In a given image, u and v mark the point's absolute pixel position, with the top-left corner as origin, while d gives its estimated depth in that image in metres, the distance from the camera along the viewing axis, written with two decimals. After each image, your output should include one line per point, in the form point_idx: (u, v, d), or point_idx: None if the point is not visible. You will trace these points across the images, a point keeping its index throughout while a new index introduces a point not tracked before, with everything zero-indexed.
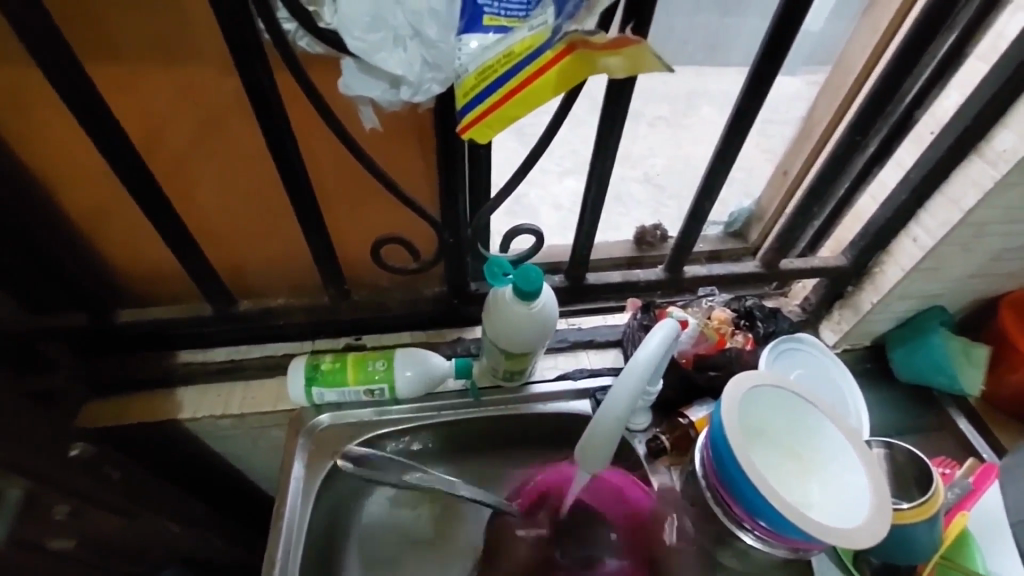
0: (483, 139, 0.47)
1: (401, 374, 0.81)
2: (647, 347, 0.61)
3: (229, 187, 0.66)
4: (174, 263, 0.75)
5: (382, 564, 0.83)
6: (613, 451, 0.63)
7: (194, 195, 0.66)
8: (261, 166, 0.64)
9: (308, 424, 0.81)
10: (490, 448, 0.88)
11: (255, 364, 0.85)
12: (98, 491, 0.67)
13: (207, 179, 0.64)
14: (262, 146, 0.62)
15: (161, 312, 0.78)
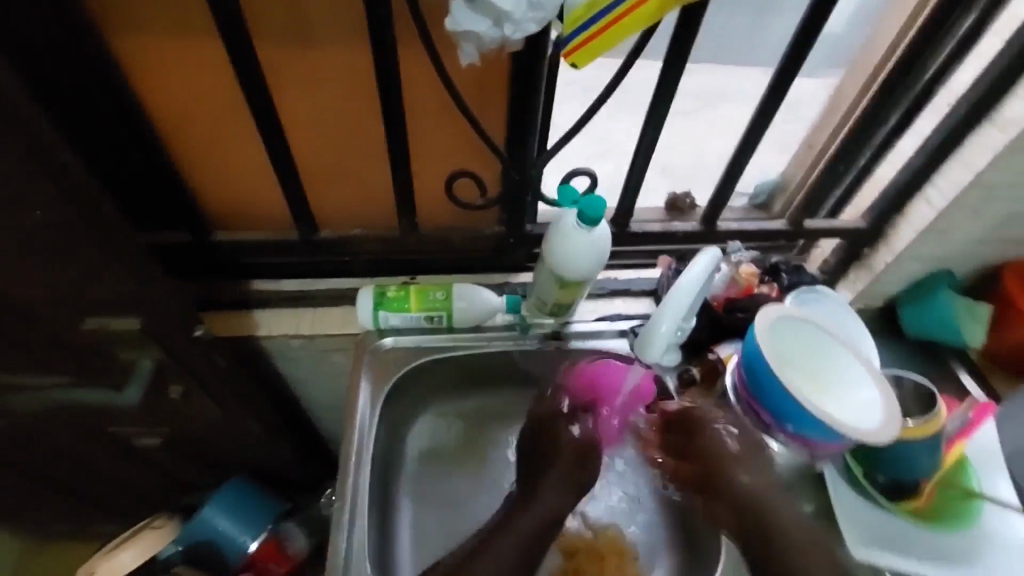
0: (582, 64, 0.58)
1: (458, 304, 0.89)
2: (688, 277, 0.77)
3: (329, 119, 0.74)
4: (272, 190, 0.82)
5: (432, 478, 0.91)
6: (662, 349, 0.81)
7: (298, 121, 0.74)
8: (363, 98, 0.72)
9: (372, 347, 0.89)
10: (533, 380, 0.97)
11: (323, 294, 0.93)
12: (207, 379, 0.77)
13: (311, 107, 0.73)
14: (364, 83, 0.70)
15: (249, 235, 0.85)
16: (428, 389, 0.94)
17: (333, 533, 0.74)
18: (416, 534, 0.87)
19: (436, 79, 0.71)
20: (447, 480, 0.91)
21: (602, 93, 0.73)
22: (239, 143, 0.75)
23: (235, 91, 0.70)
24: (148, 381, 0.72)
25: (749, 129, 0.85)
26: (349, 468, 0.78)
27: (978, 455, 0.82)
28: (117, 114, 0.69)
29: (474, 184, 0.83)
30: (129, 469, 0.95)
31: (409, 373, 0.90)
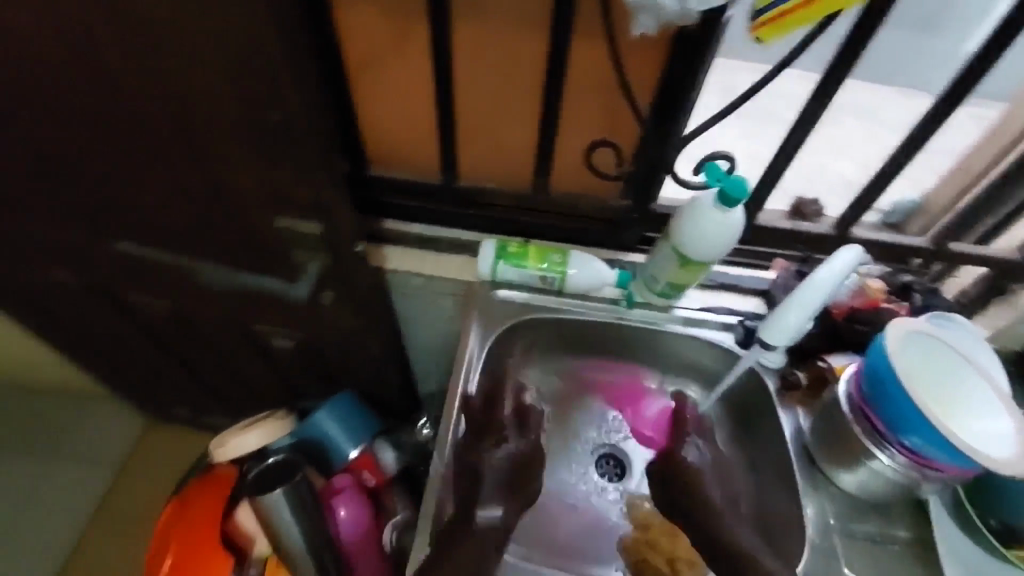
0: (767, 40, 0.59)
1: (571, 269, 0.93)
2: (831, 268, 0.75)
3: (492, 70, 0.78)
4: (425, 123, 0.86)
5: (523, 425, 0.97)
6: (789, 334, 0.79)
7: (466, 63, 0.77)
8: (527, 54, 0.76)
9: (486, 295, 0.96)
10: (630, 356, 1.00)
11: (447, 242, 1.00)
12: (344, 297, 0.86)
13: (480, 55, 0.77)
14: (532, 47, 0.75)
15: (398, 173, 0.94)
16: (533, 345, 0.99)
17: (436, 451, 0.82)
18: None
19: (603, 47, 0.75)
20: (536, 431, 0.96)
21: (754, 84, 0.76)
22: (405, 96, 0.83)
23: (419, 17, 0.73)
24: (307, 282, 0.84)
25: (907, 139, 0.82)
26: (455, 399, 0.86)
27: None
28: None
29: (613, 154, 0.86)
30: (265, 362, 1.09)
31: (516, 327, 0.95)
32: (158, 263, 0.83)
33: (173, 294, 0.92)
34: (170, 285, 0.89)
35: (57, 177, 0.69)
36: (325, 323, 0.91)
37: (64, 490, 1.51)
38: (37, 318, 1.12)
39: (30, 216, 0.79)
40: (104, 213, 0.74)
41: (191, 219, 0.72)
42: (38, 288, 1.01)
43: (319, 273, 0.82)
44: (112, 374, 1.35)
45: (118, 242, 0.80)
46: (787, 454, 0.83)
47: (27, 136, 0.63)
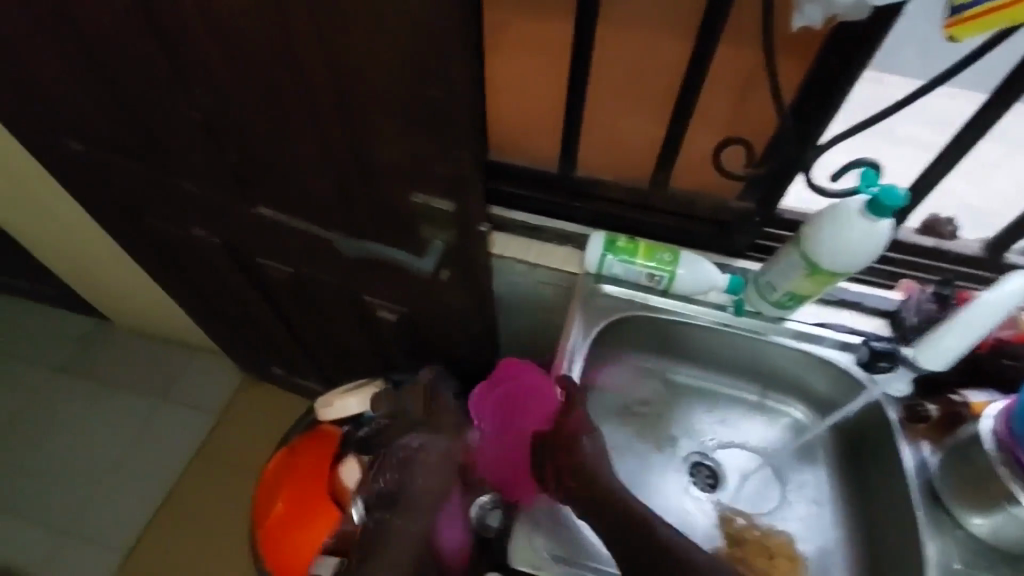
0: (960, 39, 0.54)
1: (682, 269, 0.91)
2: (999, 294, 0.68)
3: (631, 65, 0.77)
4: (556, 110, 0.87)
5: (616, 422, 0.95)
6: (945, 358, 0.75)
7: (607, 55, 0.77)
8: (671, 48, 0.74)
9: (590, 288, 0.95)
10: (729, 365, 0.98)
11: (552, 232, 1.00)
12: (450, 291, 0.87)
13: (623, 49, 0.76)
14: (674, 38, 0.73)
15: (520, 160, 0.96)
16: (634, 343, 0.98)
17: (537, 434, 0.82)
18: None
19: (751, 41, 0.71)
20: (628, 430, 0.95)
21: (917, 88, 0.70)
22: (535, 84, 0.84)
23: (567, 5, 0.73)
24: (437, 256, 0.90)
25: None
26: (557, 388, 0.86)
27: None
28: None
29: (745, 152, 0.82)
30: (366, 332, 1.14)
31: (618, 321, 0.94)
32: (291, 230, 0.89)
33: (296, 260, 0.98)
34: (296, 251, 0.94)
35: (219, 142, 0.75)
36: (431, 301, 0.94)
37: (172, 430, 1.67)
38: (171, 271, 1.24)
39: (187, 178, 0.86)
40: (253, 179, 0.80)
41: (329, 191, 0.75)
42: (179, 244, 1.11)
43: (444, 249, 0.77)
44: (224, 329, 1.46)
45: (258, 207, 0.87)
46: (909, 490, 0.78)
47: (201, 104, 0.68)
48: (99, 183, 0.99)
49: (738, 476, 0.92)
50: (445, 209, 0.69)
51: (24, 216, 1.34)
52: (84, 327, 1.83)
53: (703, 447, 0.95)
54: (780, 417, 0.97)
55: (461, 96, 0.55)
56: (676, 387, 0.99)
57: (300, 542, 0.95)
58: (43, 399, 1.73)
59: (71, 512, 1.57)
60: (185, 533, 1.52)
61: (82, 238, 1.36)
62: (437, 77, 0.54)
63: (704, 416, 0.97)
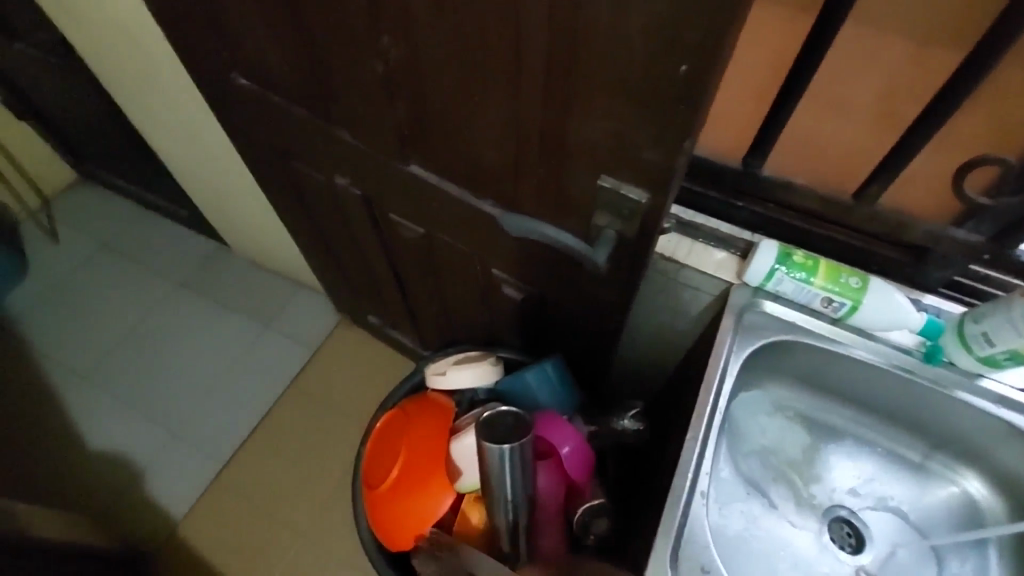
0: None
1: (870, 299, 0.78)
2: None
3: (881, 57, 0.65)
4: (765, 98, 0.76)
5: (749, 455, 0.87)
6: None
7: (853, 42, 0.65)
8: (943, 42, 0.61)
9: (746, 302, 0.85)
10: (892, 416, 0.86)
11: (707, 232, 0.88)
12: (601, 280, 0.80)
13: (876, 37, 0.64)
14: (943, 26, 0.61)
15: (706, 150, 0.87)
16: (785, 371, 0.88)
17: (683, 455, 0.72)
18: (722, 498, 0.82)
19: None
20: (762, 466, 0.86)
21: None
22: (743, 63, 0.74)
23: None
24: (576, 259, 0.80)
25: None
26: (705, 407, 0.75)
27: None
28: None
29: (999, 175, 0.68)
30: (482, 305, 1.11)
31: (774, 343, 0.83)
32: (440, 192, 0.85)
33: (434, 222, 0.95)
34: (439, 213, 0.91)
35: (396, 91, 0.71)
36: (570, 288, 0.87)
37: (270, 358, 1.74)
38: (300, 211, 1.25)
39: (348, 123, 0.85)
40: (419, 135, 0.76)
41: (502, 158, 0.70)
42: (316, 186, 1.10)
43: (616, 240, 0.70)
44: (335, 274, 1.48)
45: (413, 164, 0.84)
46: None
47: (394, 47, 0.65)
48: (257, 116, 1.00)
49: (887, 543, 0.81)
50: (634, 198, 0.63)
51: (175, 137, 1.41)
52: (206, 248, 1.94)
53: (847, 503, 0.84)
54: (943, 486, 0.85)
55: (713, 71, 0.46)
56: (821, 429, 0.89)
57: (408, 511, 0.89)
58: (164, 307, 1.86)
59: (175, 416, 1.68)
60: (269, 458, 1.59)
61: (221, 165, 1.41)
62: (691, 44, 0.45)
63: (850, 466, 0.87)
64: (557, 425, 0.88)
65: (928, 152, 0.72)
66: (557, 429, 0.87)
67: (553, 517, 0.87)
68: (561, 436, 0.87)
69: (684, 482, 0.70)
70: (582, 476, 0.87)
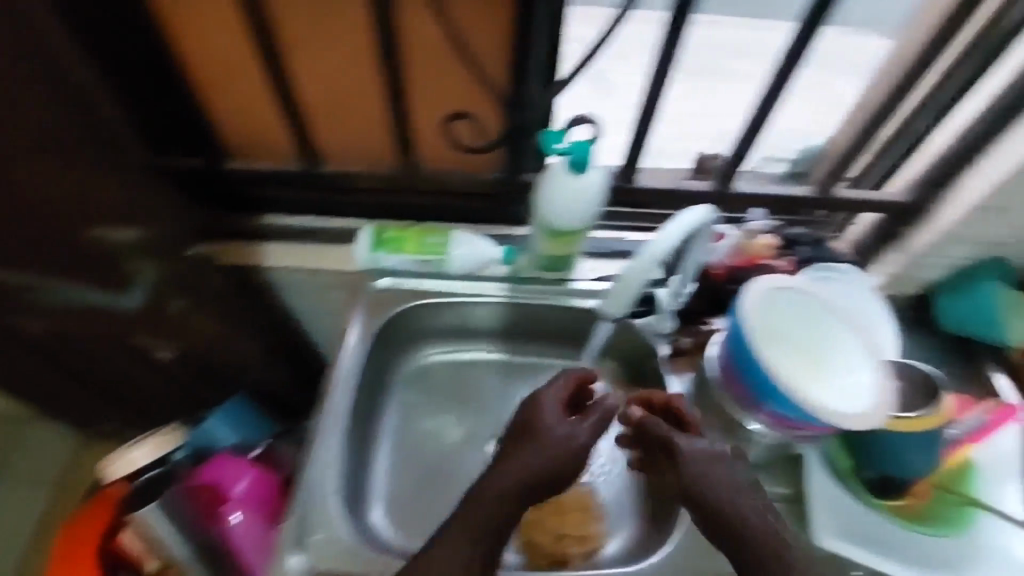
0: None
1: (454, 250, 0.89)
2: (679, 224, 0.65)
3: (327, 57, 0.74)
4: (266, 105, 0.81)
5: (415, 414, 0.94)
6: (632, 302, 0.74)
7: (298, 47, 0.73)
8: (357, 38, 0.72)
9: (370, 284, 0.90)
10: (524, 335, 0.97)
11: (325, 232, 0.94)
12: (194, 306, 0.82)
13: (312, 43, 0.73)
14: (349, 17, 0.70)
15: (256, 165, 0.88)
16: (424, 333, 0.96)
17: (310, 455, 0.78)
18: (390, 465, 0.89)
19: (411, 18, 0.69)
20: (428, 420, 0.93)
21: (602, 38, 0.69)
22: (239, 77, 0.79)
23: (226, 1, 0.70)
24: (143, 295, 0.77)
25: (770, 90, 0.74)
26: (333, 385, 0.82)
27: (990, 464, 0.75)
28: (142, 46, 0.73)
29: (473, 127, 0.80)
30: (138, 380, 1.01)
31: (400, 315, 0.90)
32: None
33: None
34: None
35: None
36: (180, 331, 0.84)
37: None
38: None
39: None
40: None
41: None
42: None
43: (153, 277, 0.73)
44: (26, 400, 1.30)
45: None
46: None
47: None
48: None
49: None
50: None
51: None
52: None
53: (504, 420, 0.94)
54: None
55: None
56: (472, 369, 0.97)
57: None
58: None
59: None
60: None
61: None
62: None
63: (506, 388, 0.96)
64: (225, 466, 0.89)
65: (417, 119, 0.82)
66: (224, 471, 0.88)
67: (256, 549, 0.87)
68: (231, 477, 0.88)
69: (310, 486, 0.76)
70: (267, 504, 0.90)
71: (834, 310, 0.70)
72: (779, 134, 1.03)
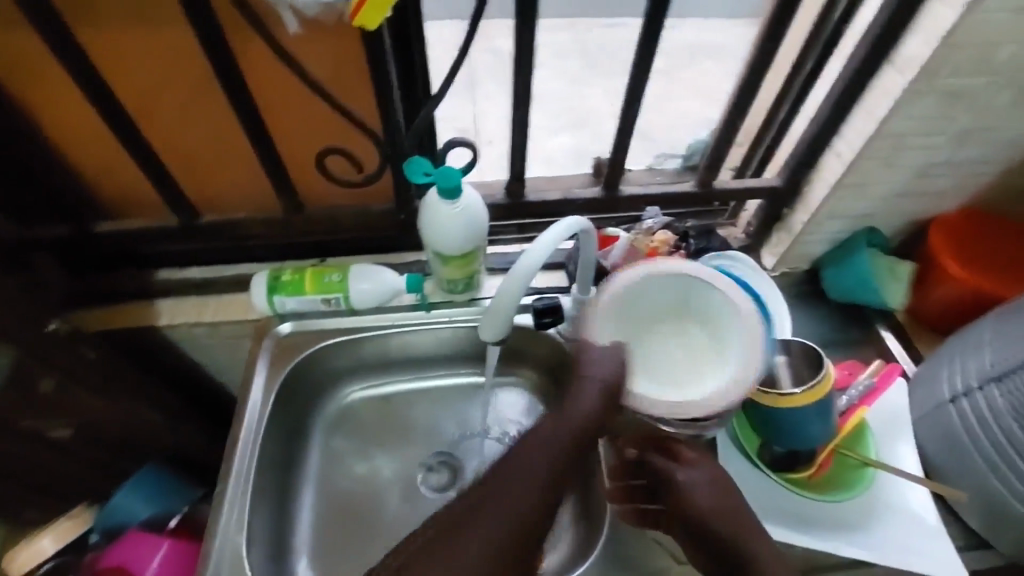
0: (372, 24, 0.56)
1: (354, 286, 0.86)
2: (553, 232, 0.63)
3: (182, 108, 0.72)
4: (128, 163, 0.78)
5: (340, 456, 0.91)
6: (508, 325, 0.64)
7: (151, 101, 0.71)
8: (209, 88, 0.70)
9: (273, 330, 0.87)
10: (443, 360, 0.95)
11: (225, 281, 0.92)
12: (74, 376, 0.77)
13: (164, 97, 0.71)
14: (197, 67, 0.68)
15: (132, 224, 0.84)
16: (341, 371, 0.93)
17: (213, 520, 0.73)
18: (317, 514, 0.86)
19: (261, 61, 0.68)
20: (355, 460, 0.91)
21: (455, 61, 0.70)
22: (93, 141, 0.75)
23: (57, 65, 0.66)
24: (10, 382, 0.71)
25: (632, 96, 0.76)
26: (237, 447, 0.78)
27: (881, 422, 0.80)
28: None
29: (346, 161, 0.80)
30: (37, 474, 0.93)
31: (309, 357, 0.88)
32: None
33: None
34: None
35: None
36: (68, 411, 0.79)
37: None
38: None
39: None
40: None
41: None
42: None
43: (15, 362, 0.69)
44: None
45: None
46: None
47: None
48: None
49: (475, 462, 0.91)
50: None
51: None
52: None
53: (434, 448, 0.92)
54: (507, 392, 0.96)
55: None
56: (397, 400, 0.95)
57: None
58: None
59: None
60: None
61: None
62: None
63: (434, 415, 0.95)
64: (138, 544, 0.83)
65: (294, 158, 0.81)
66: (135, 551, 0.82)
67: None
68: (142, 557, 0.82)
69: (216, 549, 0.72)
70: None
71: (712, 282, 0.68)
72: (649, 131, 1.16)
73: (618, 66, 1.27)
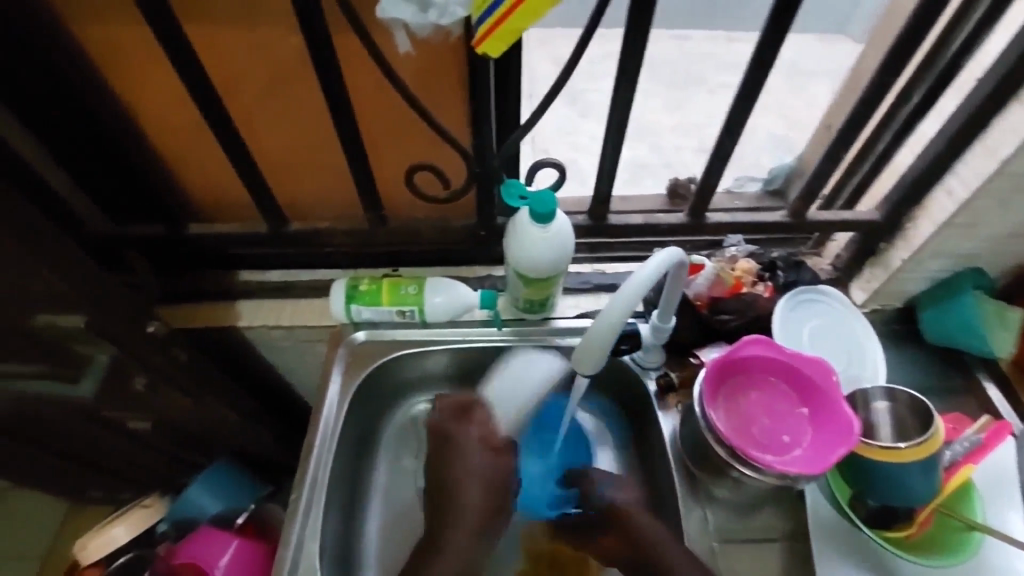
0: (495, 53, 0.57)
1: (430, 299, 0.86)
2: (659, 260, 0.60)
3: (284, 118, 0.74)
4: (227, 168, 0.81)
5: (404, 469, 0.91)
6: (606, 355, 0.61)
7: (255, 110, 0.73)
8: (312, 99, 0.72)
9: (348, 338, 0.88)
10: None
11: (303, 287, 0.93)
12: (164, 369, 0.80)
13: (268, 107, 0.73)
14: (302, 80, 0.70)
15: (222, 228, 0.87)
16: (410, 384, 0.93)
17: (284, 530, 0.74)
18: (381, 527, 0.87)
19: (363, 76, 0.69)
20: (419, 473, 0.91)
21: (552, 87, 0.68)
22: (197, 146, 0.78)
23: (172, 74, 0.69)
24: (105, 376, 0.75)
25: (731, 123, 0.73)
26: (311, 456, 0.79)
27: (986, 483, 0.75)
28: (94, 123, 0.72)
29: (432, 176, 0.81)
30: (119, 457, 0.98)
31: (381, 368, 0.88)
32: None
33: None
34: None
35: None
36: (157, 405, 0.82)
37: None
38: None
39: None
40: None
41: None
42: None
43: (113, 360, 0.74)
44: None
45: None
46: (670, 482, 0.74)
47: None
48: None
49: None
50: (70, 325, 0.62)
51: None
52: None
53: None
54: None
55: None
56: None
57: None
58: None
59: None
60: None
61: None
62: None
63: None
64: (210, 540, 0.85)
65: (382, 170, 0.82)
66: (206, 546, 0.84)
67: None
68: (210, 554, 0.84)
69: (288, 556, 0.73)
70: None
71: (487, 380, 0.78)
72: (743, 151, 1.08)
73: (702, 82, 1.23)
